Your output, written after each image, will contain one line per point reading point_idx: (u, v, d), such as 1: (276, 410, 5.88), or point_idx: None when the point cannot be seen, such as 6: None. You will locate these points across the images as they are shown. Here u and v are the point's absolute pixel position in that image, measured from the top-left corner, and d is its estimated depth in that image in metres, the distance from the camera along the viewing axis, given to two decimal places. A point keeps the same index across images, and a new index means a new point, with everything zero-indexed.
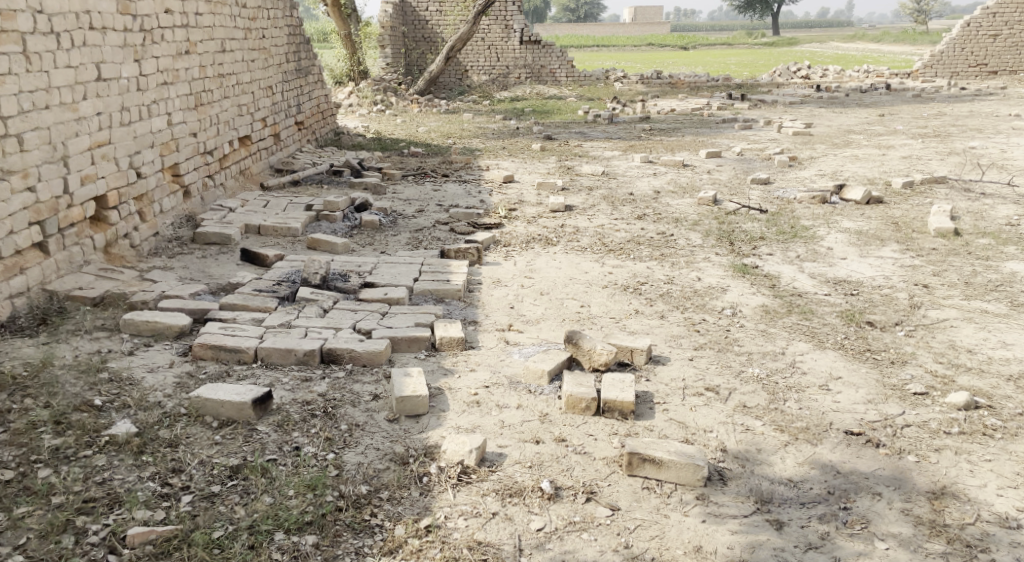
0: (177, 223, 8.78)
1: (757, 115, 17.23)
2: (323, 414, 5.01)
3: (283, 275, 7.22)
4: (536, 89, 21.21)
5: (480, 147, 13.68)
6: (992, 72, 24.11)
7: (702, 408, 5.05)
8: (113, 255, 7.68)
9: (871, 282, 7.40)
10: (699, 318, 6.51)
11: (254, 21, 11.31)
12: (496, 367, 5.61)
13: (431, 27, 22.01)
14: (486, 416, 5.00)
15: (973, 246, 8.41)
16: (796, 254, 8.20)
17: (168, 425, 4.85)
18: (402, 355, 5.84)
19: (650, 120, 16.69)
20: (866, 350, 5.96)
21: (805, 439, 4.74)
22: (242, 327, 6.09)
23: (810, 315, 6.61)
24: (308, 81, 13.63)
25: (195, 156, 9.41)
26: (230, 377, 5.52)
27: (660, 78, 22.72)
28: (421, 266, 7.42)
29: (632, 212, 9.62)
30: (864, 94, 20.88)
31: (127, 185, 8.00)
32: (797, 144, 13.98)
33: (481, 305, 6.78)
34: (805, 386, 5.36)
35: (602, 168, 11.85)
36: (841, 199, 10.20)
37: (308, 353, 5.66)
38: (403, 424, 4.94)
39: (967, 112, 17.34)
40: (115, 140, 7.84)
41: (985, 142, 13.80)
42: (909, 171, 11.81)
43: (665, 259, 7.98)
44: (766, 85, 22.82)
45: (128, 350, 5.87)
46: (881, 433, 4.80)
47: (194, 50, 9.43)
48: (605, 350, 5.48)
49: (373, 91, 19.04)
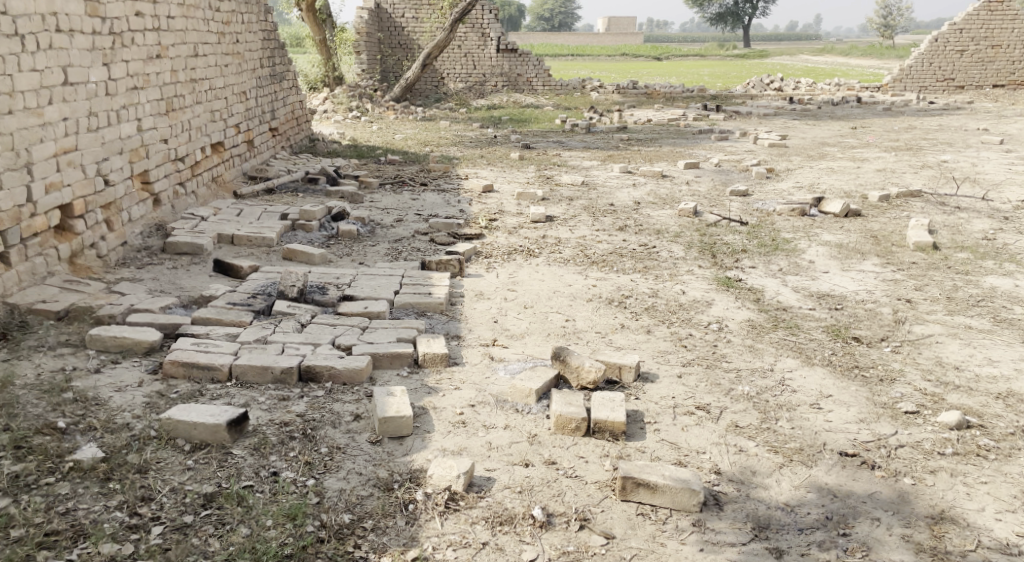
0: (146, 232, 8.55)
1: (733, 126, 17.26)
2: (302, 436, 4.85)
3: (258, 287, 7.04)
4: (513, 97, 21.12)
5: (458, 155, 13.55)
6: (959, 87, 24.37)
7: (694, 428, 4.95)
8: (79, 266, 7.45)
9: (855, 297, 7.35)
10: (686, 333, 6.42)
11: (227, 26, 11.11)
12: (482, 385, 5.47)
13: (407, 34, 21.87)
14: (473, 437, 4.86)
15: (952, 260, 8.40)
16: (779, 267, 8.14)
17: (137, 449, 4.66)
18: (384, 372, 5.69)
19: (627, 130, 16.65)
20: (855, 366, 5.89)
21: (799, 461, 4.66)
22: (215, 343, 5.92)
23: (796, 330, 6.54)
24: (283, 86, 13.43)
25: (165, 163, 9.18)
26: (203, 396, 5.35)
27: (636, 88, 22.73)
28: (401, 278, 7.27)
29: (613, 223, 9.52)
30: (836, 106, 21.03)
31: (95, 193, 7.79)
32: (773, 156, 13.99)
33: (464, 319, 6.64)
34: (796, 404, 5.27)
35: (581, 178, 11.76)
36: (820, 212, 10.18)
37: (285, 371, 5.50)
38: (386, 445, 4.79)
39: (938, 126, 17.49)
40: (82, 146, 7.62)
41: (958, 156, 13.90)
42: (884, 184, 11.84)
43: (649, 271, 7.89)
44: (740, 96, 22.91)
45: (94, 368, 5.68)
46: (876, 454, 4.74)
47: (165, 54, 9.23)
48: (593, 368, 5.37)
49: (348, 98, 18.94)
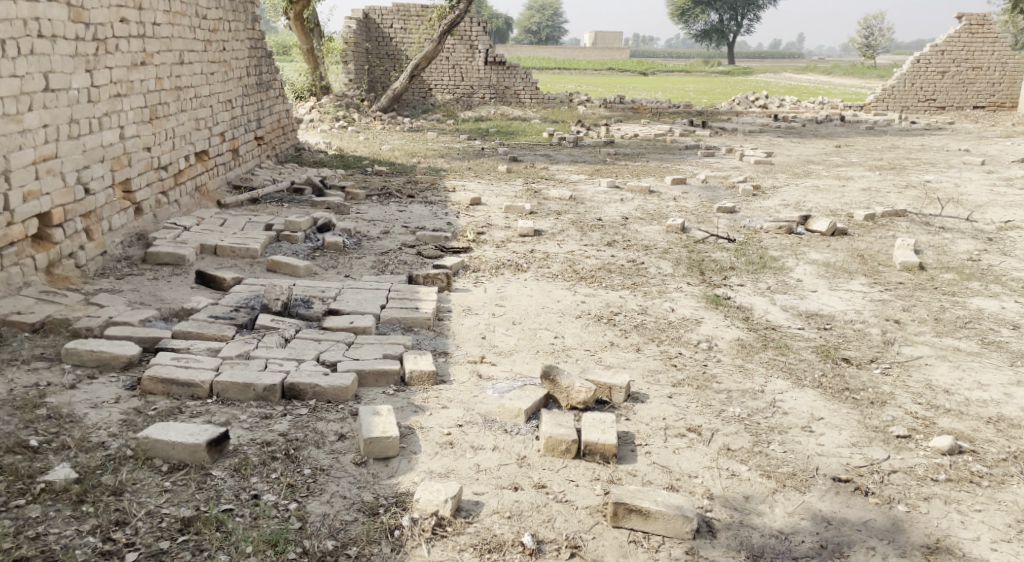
0: (127, 241, 8.43)
1: (719, 143, 17.29)
2: (284, 456, 4.74)
3: (241, 299, 6.92)
4: (500, 110, 21.09)
5: (445, 167, 13.47)
6: (940, 108, 24.56)
7: (685, 451, 4.89)
8: (57, 276, 7.32)
9: (843, 317, 7.31)
10: (675, 352, 6.36)
11: (214, 33, 10.99)
12: (470, 404, 5.39)
13: (395, 44, 21.81)
14: (460, 459, 4.77)
15: (938, 281, 8.39)
16: (767, 285, 8.10)
17: (112, 470, 4.55)
18: (370, 390, 5.58)
19: (614, 144, 16.63)
20: (845, 389, 5.83)
21: (793, 486, 4.60)
22: (196, 358, 5.81)
23: (786, 350, 6.48)
24: (269, 95, 13.33)
25: (148, 171, 9.05)
26: (183, 414, 5.25)
27: (622, 102, 22.75)
28: (388, 292, 7.17)
29: (601, 238, 9.47)
30: (820, 124, 21.15)
31: (74, 202, 7.65)
32: (759, 173, 14.00)
33: (452, 335, 6.55)
34: (787, 426, 5.22)
35: (569, 192, 11.71)
36: (807, 230, 10.17)
37: (268, 388, 5.40)
38: (371, 467, 4.69)
39: (920, 147, 17.59)
40: (62, 153, 7.49)
41: (941, 176, 13.96)
42: (870, 203, 11.85)
43: (637, 288, 7.82)
44: (726, 113, 22.99)
45: (69, 384, 5.57)
46: (869, 480, 4.69)
47: (150, 61, 9.11)
48: (583, 388, 5.30)
49: (335, 108, 18.80)
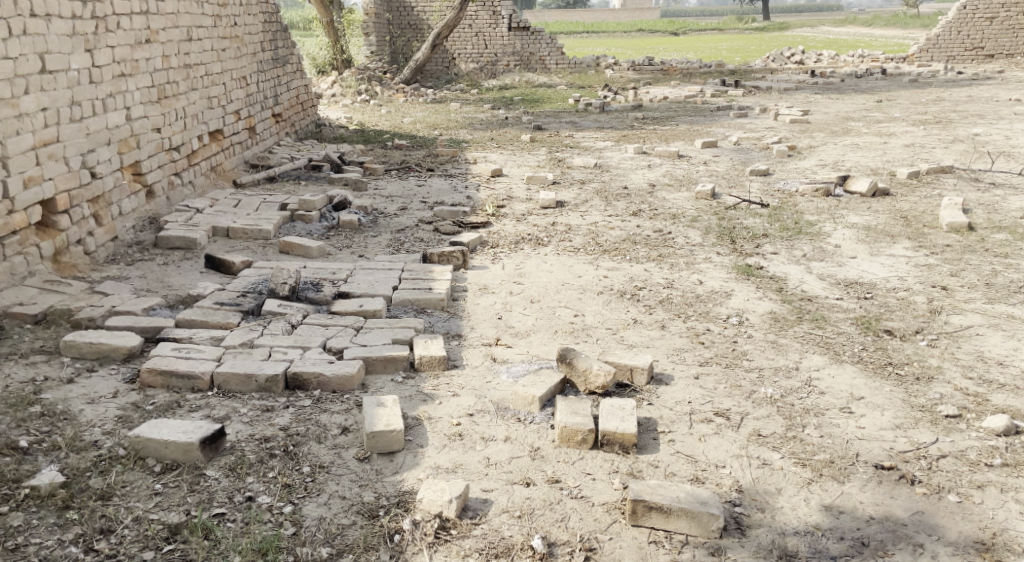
0: (139, 226, 8.17)
1: (752, 102, 16.71)
2: (283, 453, 4.45)
3: (249, 284, 6.64)
4: (525, 77, 20.61)
5: (468, 138, 13.09)
6: (989, 56, 23.51)
7: (713, 439, 4.52)
8: (64, 264, 7.08)
9: (886, 285, 6.85)
10: (703, 328, 5.97)
11: (224, 8, 10.67)
12: (483, 391, 5.06)
13: (417, 14, 21.42)
14: (469, 452, 4.45)
15: (989, 242, 7.87)
16: (803, 252, 7.66)
17: (101, 472, 4.28)
18: (377, 378, 5.27)
19: (643, 108, 16.12)
20: (888, 364, 5.41)
21: (830, 476, 4.22)
22: (198, 348, 5.53)
23: (823, 323, 6.06)
24: (287, 71, 13.02)
25: (158, 153, 8.77)
26: (182, 408, 4.96)
27: (651, 64, 22.15)
28: (400, 272, 6.85)
29: (626, 208, 9.06)
30: (860, 79, 20.37)
31: (80, 187, 7.39)
32: (795, 132, 13.43)
33: (466, 316, 6.22)
34: (825, 408, 4.82)
35: (594, 160, 11.29)
36: (845, 192, 9.65)
37: (271, 379, 5.10)
38: (375, 463, 4.38)
39: (967, 98, 16.80)
40: (64, 137, 7.21)
41: (990, 129, 13.28)
42: (913, 160, 11.27)
43: (663, 260, 7.42)
44: (760, 71, 22.27)
45: (67, 378, 5.30)
46: (915, 467, 4.29)
47: (155, 39, 8.80)
48: (602, 371, 4.95)
49: (357, 81, 18.48)
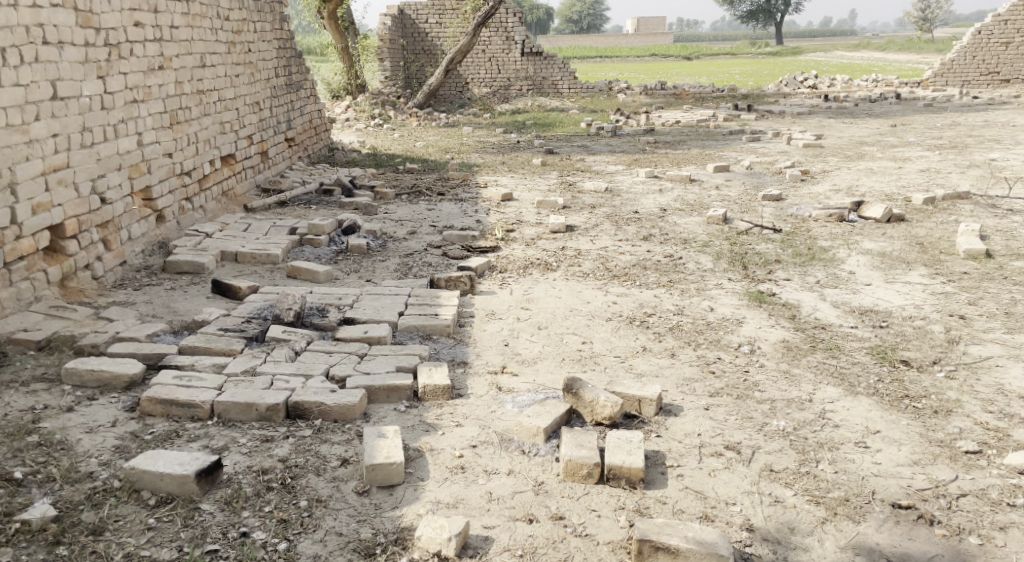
0: (148, 250, 8.07)
1: (765, 126, 16.63)
2: (281, 487, 4.33)
3: (254, 309, 6.50)
4: (537, 101, 20.62)
5: (479, 162, 13.04)
6: (1004, 81, 23.40)
7: (723, 474, 4.38)
8: (70, 290, 6.93)
9: (902, 313, 6.71)
10: (714, 357, 5.85)
11: (238, 34, 10.65)
12: (487, 421, 4.94)
13: (431, 39, 21.49)
14: (471, 486, 4.33)
15: (1007, 269, 7.72)
16: (816, 279, 7.53)
17: (94, 505, 4.17)
18: (380, 407, 5.14)
19: (655, 132, 16.05)
20: (904, 396, 5.26)
21: (844, 515, 4.08)
22: (199, 375, 5.34)
23: (837, 352, 5.93)
24: (300, 95, 13.01)
25: (169, 178, 8.69)
26: (181, 438, 4.77)
27: (664, 88, 22.12)
28: (407, 297, 6.74)
29: (637, 232, 8.97)
30: (875, 103, 20.27)
31: (89, 212, 7.27)
32: (808, 156, 13.33)
33: (472, 343, 6.11)
34: (839, 442, 4.69)
35: (606, 184, 11.20)
36: (860, 217, 9.52)
37: (271, 408, 4.93)
38: (374, 497, 4.27)
39: (982, 123, 16.67)
40: (74, 163, 7.11)
41: (1006, 154, 13.15)
42: (929, 185, 11.14)
43: (674, 286, 7.30)
44: (773, 95, 22.22)
45: (66, 406, 5.05)
46: (934, 506, 4.15)
47: (168, 65, 8.73)
48: (609, 402, 4.83)
49: (371, 105, 18.50)
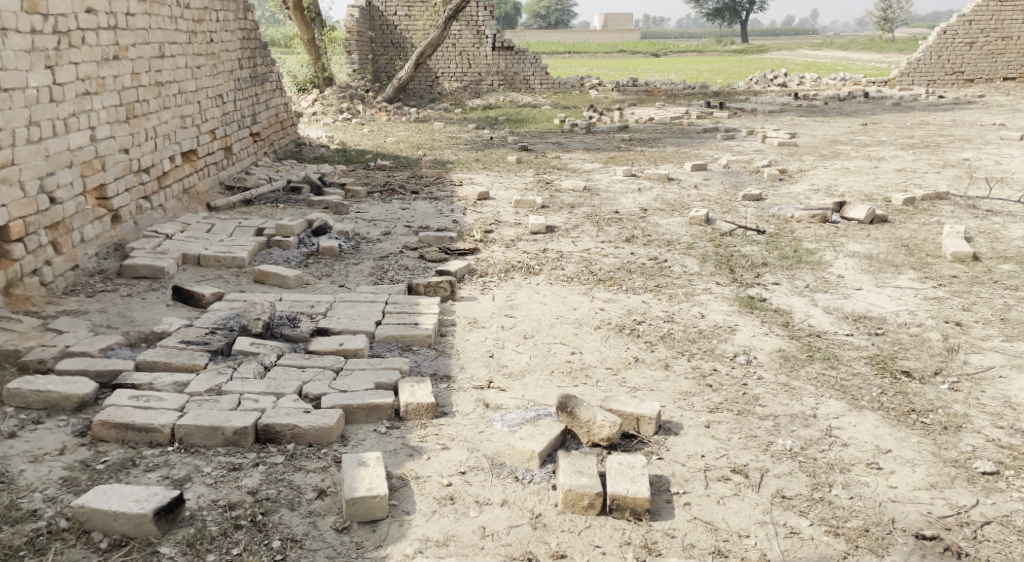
0: (102, 253, 7.60)
1: (739, 124, 16.45)
2: (251, 524, 3.96)
3: (219, 318, 6.07)
4: (508, 96, 20.27)
5: (452, 159, 12.67)
6: (969, 80, 23.49)
7: (732, 501, 4.08)
8: (17, 297, 6.46)
9: (896, 319, 6.47)
10: (710, 368, 5.55)
11: (199, 24, 10.18)
12: (475, 444, 4.60)
13: (400, 32, 21.05)
14: (462, 519, 3.99)
15: (996, 273, 7.52)
16: (805, 283, 7.27)
17: (38, 550, 3.77)
18: (359, 428, 4.76)
19: (628, 129, 15.80)
20: (911, 411, 5.00)
21: (867, 548, 3.82)
22: (158, 394, 4.93)
23: (835, 362, 5.66)
24: (265, 88, 12.54)
25: (126, 175, 8.21)
26: (137, 467, 4.37)
27: (636, 85, 21.88)
28: (384, 305, 6.36)
29: (619, 233, 8.66)
30: (844, 102, 20.20)
31: (38, 213, 6.80)
32: (784, 155, 13.13)
33: (454, 354, 5.76)
34: (850, 463, 4.42)
35: (583, 182, 10.89)
36: (842, 218, 9.31)
37: (239, 432, 4.54)
38: (356, 534, 3.92)
39: (952, 122, 16.63)
40: (20, 160, 6.64)
41: (979, 153, 13.05)
42: (907, 185, 10.97)
43: (661, 291, 7.01)
44: (743, 92, 22.08)
45: (8, 432, 4.61)
46: (959, 536, 3.90)
47: (124, 55, 8.27)
48: (606, 422, 4.51)
49: (339, 99, 18.04)
